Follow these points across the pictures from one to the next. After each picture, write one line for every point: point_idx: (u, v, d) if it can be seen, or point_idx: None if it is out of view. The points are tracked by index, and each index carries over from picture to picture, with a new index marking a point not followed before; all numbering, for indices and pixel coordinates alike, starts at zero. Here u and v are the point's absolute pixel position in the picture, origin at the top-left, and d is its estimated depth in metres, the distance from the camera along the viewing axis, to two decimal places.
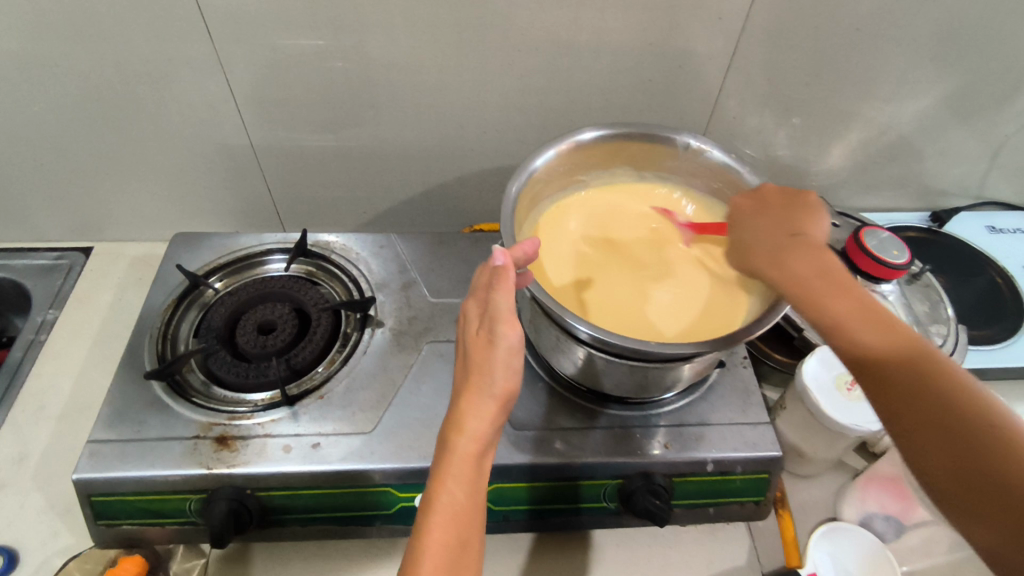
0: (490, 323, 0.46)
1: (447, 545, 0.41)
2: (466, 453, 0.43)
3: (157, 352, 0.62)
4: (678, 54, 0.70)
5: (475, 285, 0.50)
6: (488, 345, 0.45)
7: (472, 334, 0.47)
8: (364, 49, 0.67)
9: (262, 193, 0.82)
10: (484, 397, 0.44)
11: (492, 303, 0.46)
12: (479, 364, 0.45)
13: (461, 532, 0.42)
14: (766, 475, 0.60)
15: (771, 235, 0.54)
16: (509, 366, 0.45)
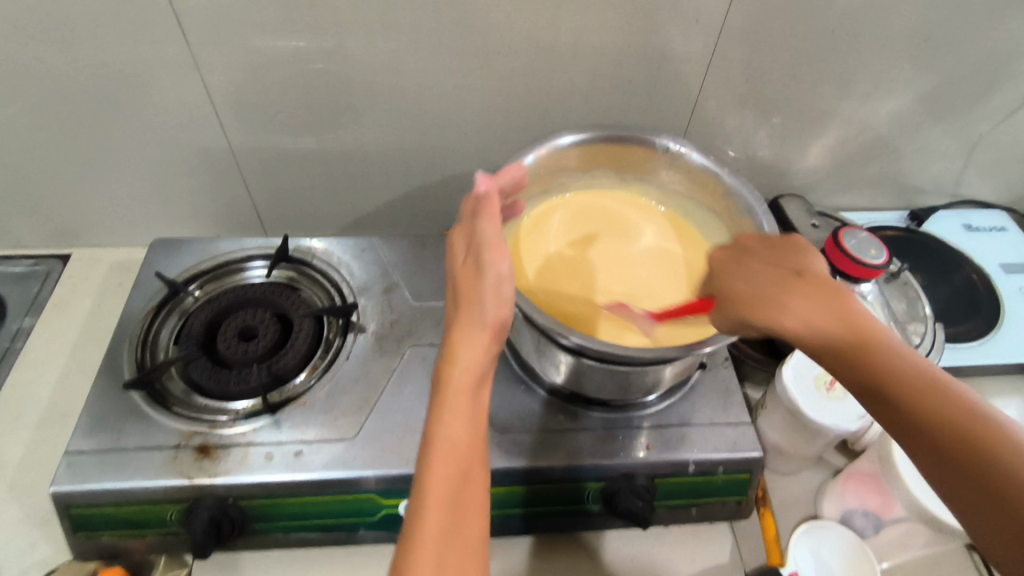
0: (477, 255, 0.47)
1: (450, 477, 0.41)
2: (462, 382, 0.43)
3: (136, 360, 0.61)
4: (657, 54, 0.70)
5: (461, 216, 0.50)
6: (477, 275, 0.46)
7: (460, 270, 0.47)
8: (343, 51, 0.67)
9: (242, 197, 0.81)
10: (476, 326, 0.45)
11: (479, 234, 0.47)
12: (468, 294, 0.46)
13: (465, 465, 0.41)
14: (747, 475, 0.60)
15: (770, 271, 0.50)
16: (498, 294, 0.45)
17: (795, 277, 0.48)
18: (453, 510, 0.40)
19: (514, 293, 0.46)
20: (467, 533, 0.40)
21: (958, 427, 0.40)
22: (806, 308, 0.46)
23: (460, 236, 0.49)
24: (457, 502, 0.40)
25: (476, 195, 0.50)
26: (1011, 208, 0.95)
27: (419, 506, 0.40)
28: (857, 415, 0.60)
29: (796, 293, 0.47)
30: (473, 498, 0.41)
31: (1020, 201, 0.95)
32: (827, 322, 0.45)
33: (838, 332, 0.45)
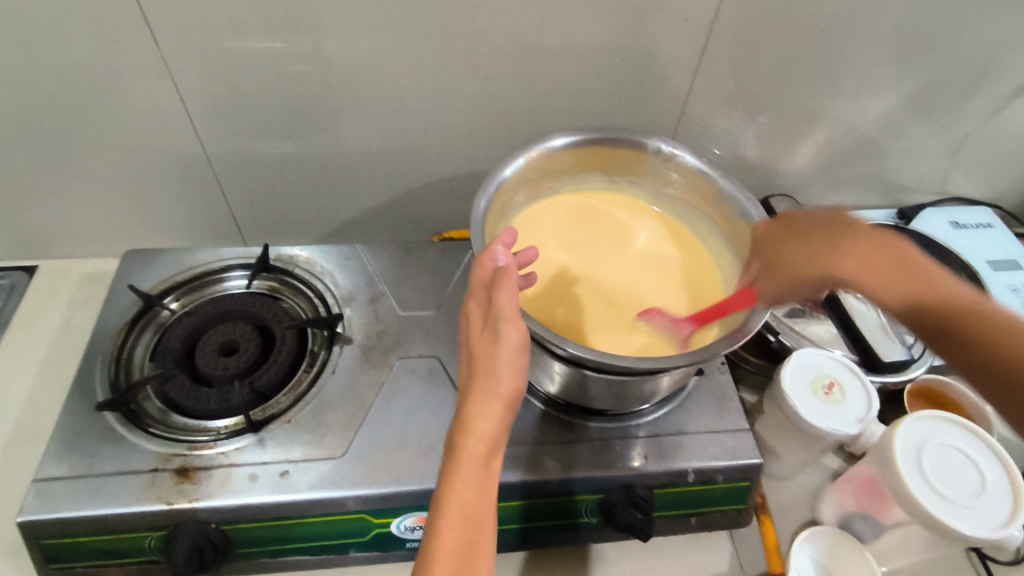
0: (493, 322, 0.45)
1: (458, 551, 0.38)
2: (477, 454, 0.41)
3: (109, 379, 0.58)
4: (646, 55, 0.69)
5: (472, 283, 0.48)
6: (490, 343, 0.44)
7: (476, 335, 0.45)
8: (321, 50, 0.64)
9: (219, 204, 0.78)
10: (490, 398, 0.42)
11: (495, 302, 0.45)
12: (483, 365, 0.43)
13: (473, 538, 0.39)
14: (747, 482, 0.59)
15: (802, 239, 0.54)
16: (513, 366, 0.44)
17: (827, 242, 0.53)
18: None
19: (526, 366, 0.45)
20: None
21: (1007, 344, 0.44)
22: (839, 263, 0.52)
23: (474, 303, 0.47)
24: None
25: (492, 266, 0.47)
26: (996, 205, 0.96)
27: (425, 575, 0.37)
28: (855, 420, 0.60)
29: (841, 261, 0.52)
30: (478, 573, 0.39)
31: (1005, 199, 0.95)
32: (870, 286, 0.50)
33: (911, 300, 0.48)
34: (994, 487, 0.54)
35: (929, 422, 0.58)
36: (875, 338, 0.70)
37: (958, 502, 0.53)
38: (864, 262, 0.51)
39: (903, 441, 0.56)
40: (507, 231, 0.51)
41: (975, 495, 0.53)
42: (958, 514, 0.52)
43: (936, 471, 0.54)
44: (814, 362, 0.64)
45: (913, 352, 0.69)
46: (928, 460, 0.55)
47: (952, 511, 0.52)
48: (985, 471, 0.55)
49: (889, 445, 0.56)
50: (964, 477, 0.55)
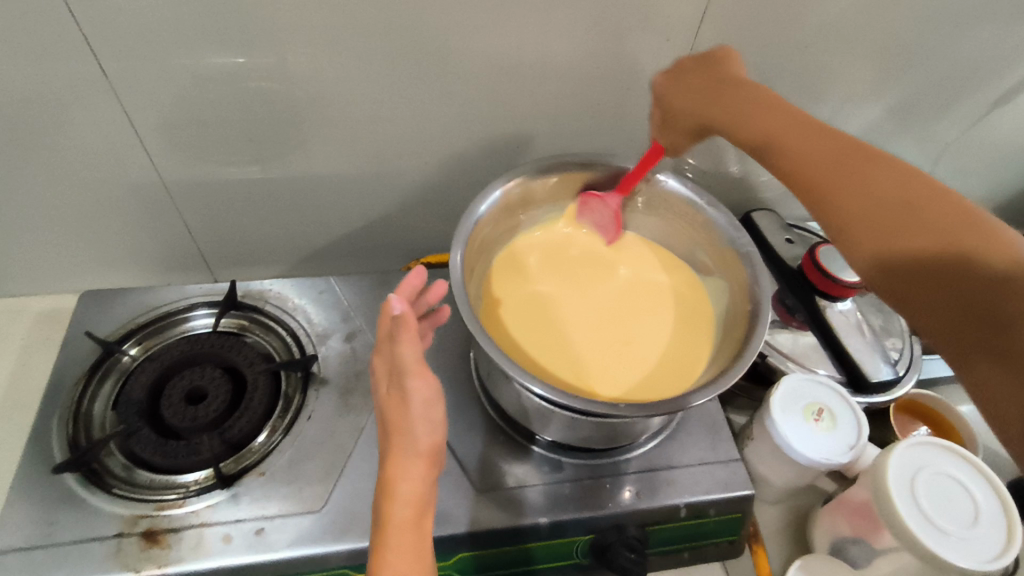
0: (399, 379, 0.43)
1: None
2: (402, 523, 0.41)
3: (67, 437, 0.54)
4: (625, 72, 0.67)
5: (378, 336, 0.46)
6: (402, 400, 0.43)
7: (386, 392, 0.44)
8: (286, 73, 0.61)
9: (183, 235, 0.74)
10: (409, 457, 0.42)
11: (397, 355, 0.43)
12: (397, 424, 0.43)
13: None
14: (740, 514, 0.58)
15: (727, 101, 0.49)
16: (428, 420, 0.43)
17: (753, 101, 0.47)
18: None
19: (444, 417, 0.44)
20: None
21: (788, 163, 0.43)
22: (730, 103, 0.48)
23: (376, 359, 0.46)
24: None
25: (392, 316, 0.44)
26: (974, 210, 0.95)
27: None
28: (845, 448, 0.59)
29: (762, 122, 0.46)
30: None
31: (982, 204, 0.95)
32: (812, 140, 0.43)
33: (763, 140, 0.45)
34: (987, 516, 0.54)
35: (922, 446, 0.58)
36: (861, 355, 0.68)
37: (954, 532, 0.52)
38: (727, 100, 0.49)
39: (897, 469, 0.55)
40: (413, 273, 0.49)
41: (969, 525, 0.53)
42: (951, 545, 0.51)
43: (931, 501, 0.54)
44: (804, 388, 0.62)
45: (898, 370, 0.68)
46: (922, 487, 0.55)
47: (946, 543, 0.52)
48: (976, 496, 0.55)
49: (882, 471, 0.56)
50: (958, 505, 0.54)
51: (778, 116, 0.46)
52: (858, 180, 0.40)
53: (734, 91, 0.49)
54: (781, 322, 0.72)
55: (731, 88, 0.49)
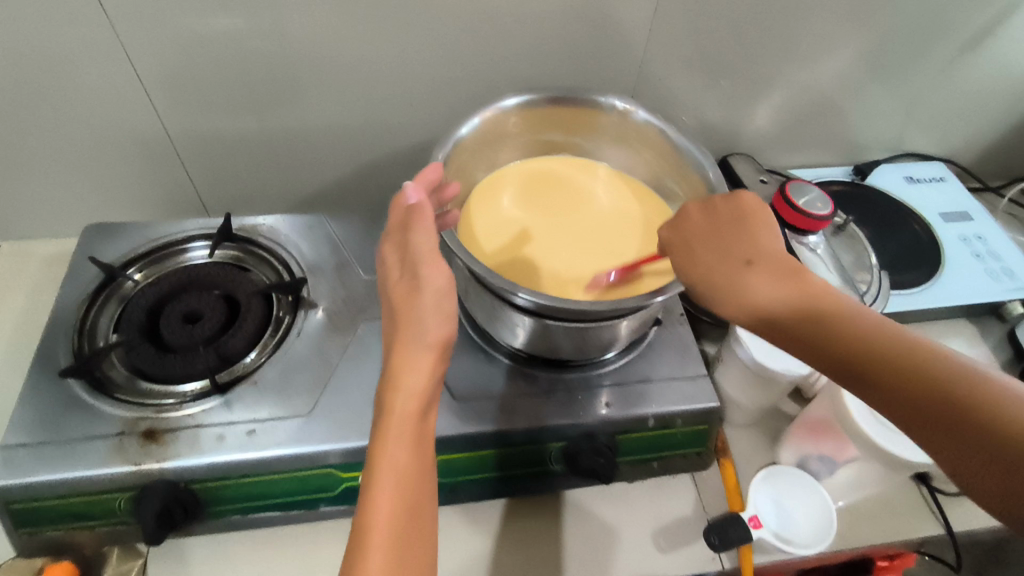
0: (412, 269, 0.47)
1: (394, 506, 0.41)
2: (409, 409, 0.44)
3: (72, 349, 0.58)
4: (600, 18, 0.70)
5: (389, 226, 0.51)
6: (415, 293, 0.46)
7: (396, 289, 0.47)
8: (275, 23, 0.64)
9: (181, 181, 0.78)
10: (417, 348, 0.45)
11: (413, 244, 0.48)
12: (407, 314, 0.46)
13: (410, 495, 0.42)
14: (705, 427, 0.61)
15: (716, 258, 0.49)
16: (439, 313, 0.46)
17: (744, 265, 0.48)
18: (393, 538, 0.40)
19: (454, 311, 0.47)
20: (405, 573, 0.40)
21: (784, 328, 0.44)
22: (709, 262, 0.49)
23: (388, 258, 0.50)
24: (401, 542, 0.40)
25: (408, 207, 0.50)
26: (950, 159, 0.98)
27: (362, 531, 0.40)
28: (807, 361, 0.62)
29: (756, 285, 0.47)
30: (411, 524, 0.41)
31: (957, 154, 0.97)
32: (795, 297, 0.45)
33: (750, 304, 0.46)
34: None
35: None
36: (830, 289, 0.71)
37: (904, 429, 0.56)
38: (712, 259, 0.49)
39: None
40: (431, 167, 0.53)
41: None
42: (903, 442, 0.55)
43: None
44: None
45: (865, 299, 0.71)
46: None
47: (898, 441, 0.55)
48: None
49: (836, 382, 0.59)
50: None
51: (769, 276, 0.47)
52: (850, 348, 0.41)
53: (728, 241, 0.50)
54: None
55: (730, 231, 0.50)
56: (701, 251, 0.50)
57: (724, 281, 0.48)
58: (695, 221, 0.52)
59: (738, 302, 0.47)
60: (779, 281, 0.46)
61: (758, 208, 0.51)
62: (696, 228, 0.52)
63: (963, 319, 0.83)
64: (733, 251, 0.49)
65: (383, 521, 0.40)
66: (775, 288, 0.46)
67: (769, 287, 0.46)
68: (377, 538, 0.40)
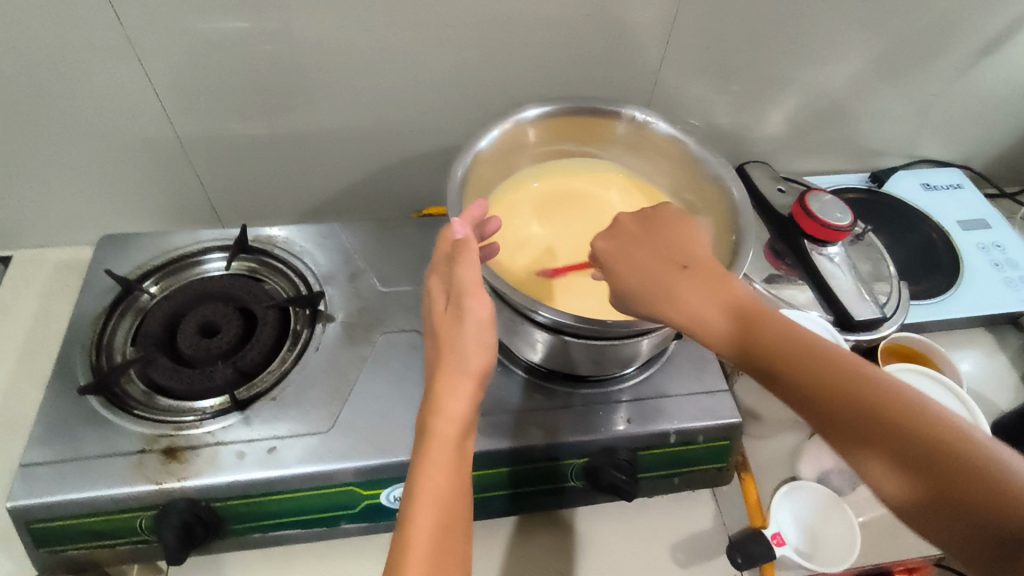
0: (457, 298, 0.47)
1: (433, 536, 0.41)
2: (450, 439, 0.44)
3: (90, 364, 0.58)
4: (616, 24, 0.69)
5: (436, 257, 0.50)
6: (459, 322, 0.46)
7: (439, 315, 0.47)
8: (286, 27, 0.63)
9: (193, 189, 0.77)
10: (458, 376, 0.45)
11: (457, 275, 0.47)
12: (450, 342, 0.46)
13: (449, 524, 0.42)
14: (727, 441, 0.61)
15: (653, 263, 0.49)
16: (481, 342, 0.46)
17: (680, 269, 0.48)
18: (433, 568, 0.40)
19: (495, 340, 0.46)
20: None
21: (775, 365, 0.44)
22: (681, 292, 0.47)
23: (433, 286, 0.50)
24: (438, 565, 0.40)
25: (454, 242, 0.49)
26: (966, 165, 0.97)
27: (402, 560, 0.40)
28: None
29: (723, 319, 0.46)
30: (452, 555, 0.41)
31: (973, 158, 0.96)
32: (726, 305, 0.46)
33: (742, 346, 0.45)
34: None
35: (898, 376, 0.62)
36: (849, 299, 0.71)
37: None
38: (692, 294, 0.47)
39: None
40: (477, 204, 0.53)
41: None
42: None
43: None
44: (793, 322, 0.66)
45: (885, 310, 0.71)
46: None
47: None
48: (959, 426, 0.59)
49: None
50: None
51: (700, 280, 0.47)
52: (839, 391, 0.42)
53: (665, 246, 0.50)
54: (772, 267, 0.74)
55: (660, 236, 0.51)
56: (637, 255, 0.50)
57: (700, 312, 0.46)
58: (623, 230, 0.52)
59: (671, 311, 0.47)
60: (760, 326, 0.45)
61: (680, 221, 0.52)
62: (620, 236, 0.52)
63: (981, 328, 0.82)
64: (690, 257, 0.49)
65: (422, 550, 0.40)
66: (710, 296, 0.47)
67: (751, 324, 0.45)
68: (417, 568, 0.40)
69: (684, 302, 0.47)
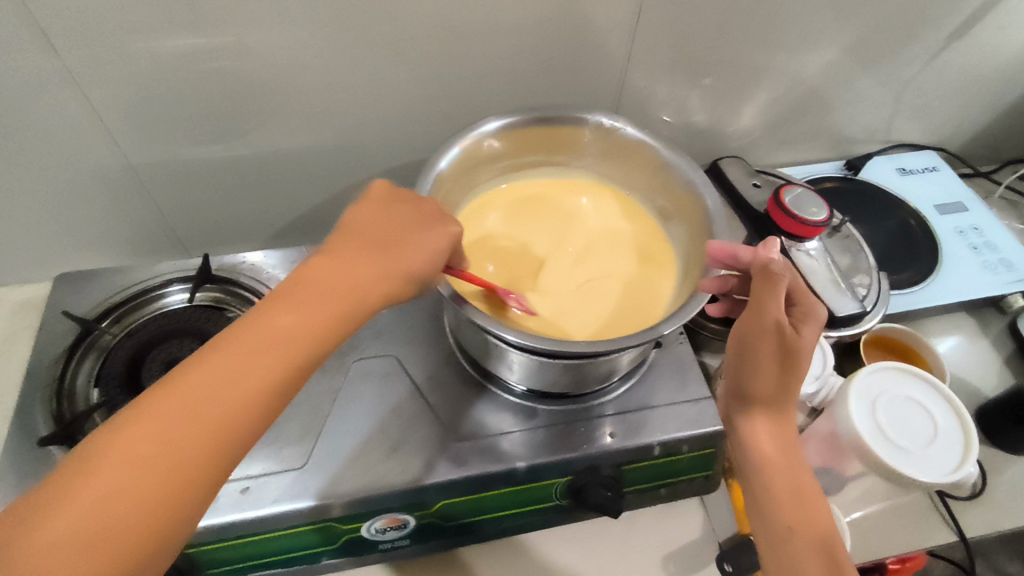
0: (398, 235, 0.48)
1: (166, 431, 0.36)
2: (288, 350, 0.40)
3: (51, 412, 0.56)
4: (580, 26, 0.67)
5: (412, 197, 0.52)
6: (380, 258, 0.47)
7: (382, 231, 0.48)
8: (238, 46, 0.60)
9: (154, 218, 0.74)
10: (325, 304, 0.43)
11: (432, 229, 0.50)
12: (349, 268, 0.45)
13: (209, 450, 0.37)
14: (712, 449, 0.60)
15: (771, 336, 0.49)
16: (377, 281, 0.45)
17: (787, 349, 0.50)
18: (151, 461, 0.35)
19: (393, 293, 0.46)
20: (120, 506, 0.34)
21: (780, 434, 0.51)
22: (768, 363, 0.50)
23: (373, 203, 0.51)
24: (146, 461, 0.35)
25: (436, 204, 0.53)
26: (941, 147, 0.97)
27: (139, 450, 0.35)
28: (810, 378, 0.65)
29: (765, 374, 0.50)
30: (180, 462, 0.36)
31: (947, 140, 0.96)
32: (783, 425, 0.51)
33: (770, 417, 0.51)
34: (946, 433, 0.56)
35: (883, 374, 0.60)
36: (826, 293, 0.69)
37: (914, 452, 0.54)
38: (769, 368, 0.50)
39: (858, 395, 0.58)
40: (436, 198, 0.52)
41: (928, 443, 0.55)
42: (913, 463, 0.54)
43: (891, 421, 0.56)
44: None
45: (865, 304, 0.70)
46: (883, 410, 0.57)
47: (908, 461, 0.54)
48: (937, 417, 0.57)
49: (843, 399, 0.58)
50: (917, 425, 0.56)
51: (789, 373, 0.50)
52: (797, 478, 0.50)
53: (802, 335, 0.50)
54: None
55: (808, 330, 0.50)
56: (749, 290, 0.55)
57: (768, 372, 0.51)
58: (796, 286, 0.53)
59: (761, 324, 0.49)
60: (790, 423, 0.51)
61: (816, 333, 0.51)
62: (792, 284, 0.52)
63: (963, 313, 0.82)
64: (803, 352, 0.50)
65: (150, 454, 0.35)
66: (752, 359, 0.50)
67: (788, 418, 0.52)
68: (148, 454, 0.35)
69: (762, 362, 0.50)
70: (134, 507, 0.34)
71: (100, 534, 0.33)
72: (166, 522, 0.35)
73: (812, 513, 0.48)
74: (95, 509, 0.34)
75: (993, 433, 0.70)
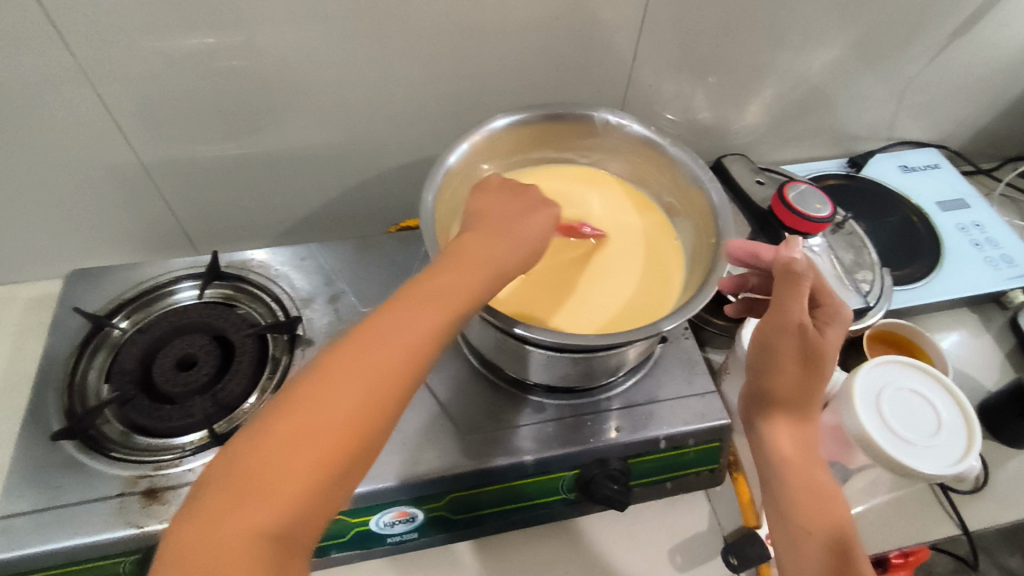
0: (511, 220, 0.48)
1: (329, 408, 0.34)
2: (437, 331, 0.39)
3: (64, 407, 0.56)
4: (588, 25, 0.67)
5: (513, 187, 0.52)
6: (504, 238, 0.46)
7: (499, 217, 0.48)
8: (249, 45, 0.61)
9: (163, 216, 0.75)
10: (462, 283, 0.41)
11: (540, 214, 0.49)
12: (478, 251, 0.44)
13: (364, 432, 0.35)
14: (718, 442, 0.60)
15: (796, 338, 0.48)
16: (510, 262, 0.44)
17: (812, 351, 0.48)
18: (313, 442, 0.33)
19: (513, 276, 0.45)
20: (287, 483, 0.32)
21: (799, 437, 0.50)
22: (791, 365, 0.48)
23: (489, 193, 0.51)
24: (306, 439, 0.33)
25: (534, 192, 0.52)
26: (943, 145, 0.97)
27: (276, 439, 0.33)
28: None
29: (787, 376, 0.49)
30: (338, 436, 0.34)
31: (949, 138, 0.97)
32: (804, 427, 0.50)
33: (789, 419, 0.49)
34: (950, 426, 0.57)
35: (887, 368, 0.60)
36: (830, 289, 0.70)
37: (918, 444, 0.55)
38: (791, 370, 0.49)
39: (863, 388, 0.58)
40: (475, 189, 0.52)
41: (933, 436, 0.56)
42: (917, 455, 0.54)
43: (896, 414, 0.56)
44: None
45: (868, 299, 0.70)
46: (887, 404, 0.57)
47: (912, 454, 0.54)
48: (941, 411, 0.58)
49: (848, 392, 0.58)
50: (920, 418, 0.57)
51: (813, 374, 0.48)
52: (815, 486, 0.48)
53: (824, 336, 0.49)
54: None
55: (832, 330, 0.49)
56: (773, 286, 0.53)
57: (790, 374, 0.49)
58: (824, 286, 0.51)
59: (783, 323, 0.47)
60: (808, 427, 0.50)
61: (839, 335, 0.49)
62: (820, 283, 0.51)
63: (965, 308, 0.83)
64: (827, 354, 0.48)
65: (317, 429, 0.34)
66: (776, 361, 0.48)
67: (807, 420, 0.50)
68: (301, 438, 0.33)
69: (786, 364, 0.48)
70: (295, 487, 0.33)
71: (257, 517, 0.32)
72: (323, 504, 0.34)
73: (834, 520, 0.47)
74: (264, 485, 0.32)
75: (994, 428, 0.71)
